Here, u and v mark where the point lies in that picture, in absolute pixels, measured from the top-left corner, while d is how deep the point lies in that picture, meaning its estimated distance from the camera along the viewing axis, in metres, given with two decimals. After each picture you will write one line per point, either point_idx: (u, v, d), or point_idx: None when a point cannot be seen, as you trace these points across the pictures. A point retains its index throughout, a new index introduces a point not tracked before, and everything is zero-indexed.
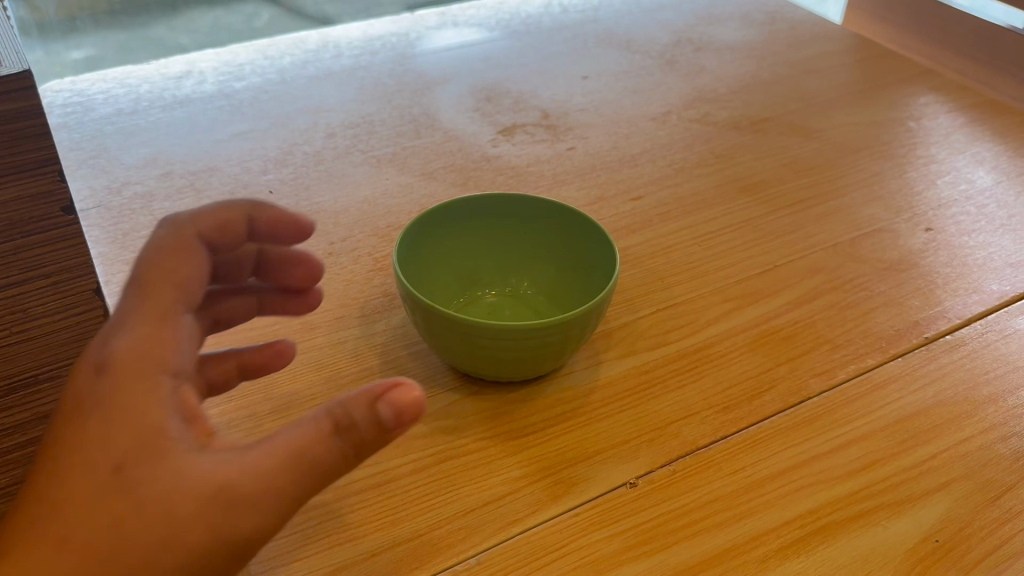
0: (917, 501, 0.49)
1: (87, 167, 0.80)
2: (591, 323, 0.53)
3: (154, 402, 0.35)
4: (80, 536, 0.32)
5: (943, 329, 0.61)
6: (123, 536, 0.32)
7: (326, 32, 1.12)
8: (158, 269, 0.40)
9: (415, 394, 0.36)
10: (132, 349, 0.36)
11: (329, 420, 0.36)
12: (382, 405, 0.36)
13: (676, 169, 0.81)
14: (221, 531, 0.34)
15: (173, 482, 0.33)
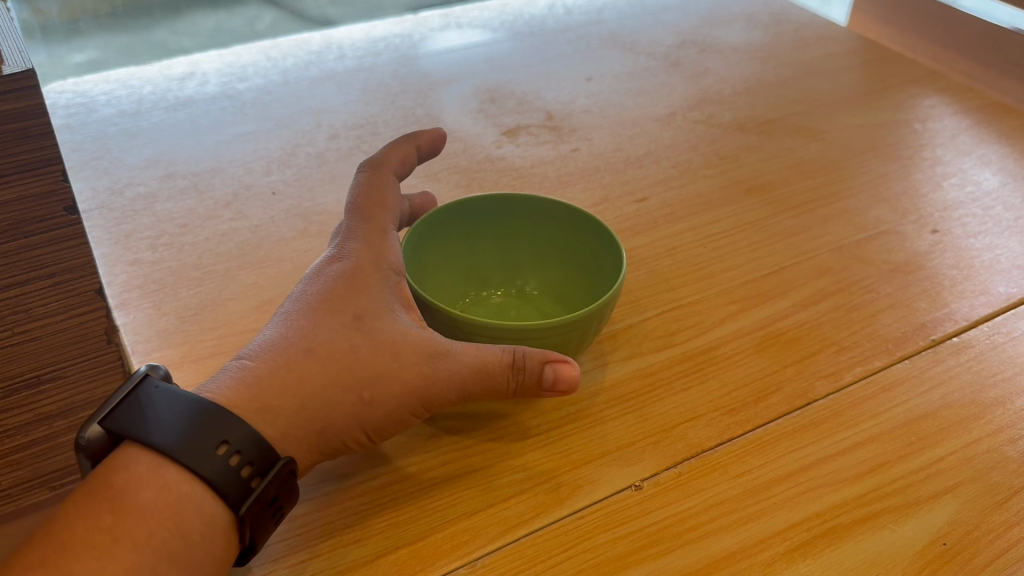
0: (924, 504, 0.48)
1: (89, 168, 0.80)
2: (597, 322, 0.53)
3: (375, 305, 0.50)
4: (309, 381, 0.46)
5: (950, 331, 0.61)
6: (340, 394, 0.47)
7: (330, 33, 1.12)
8: (374, 199, 0.56)
9: (574, 376, 0.49)
10: (376, 263, 0.51)
11: (499, 363, 0.48)
12: (549, 370, 0.48)
13: (681, 170, 0.81)
14: (393, 400, 0.48)
15: (380, 363, 0.47)
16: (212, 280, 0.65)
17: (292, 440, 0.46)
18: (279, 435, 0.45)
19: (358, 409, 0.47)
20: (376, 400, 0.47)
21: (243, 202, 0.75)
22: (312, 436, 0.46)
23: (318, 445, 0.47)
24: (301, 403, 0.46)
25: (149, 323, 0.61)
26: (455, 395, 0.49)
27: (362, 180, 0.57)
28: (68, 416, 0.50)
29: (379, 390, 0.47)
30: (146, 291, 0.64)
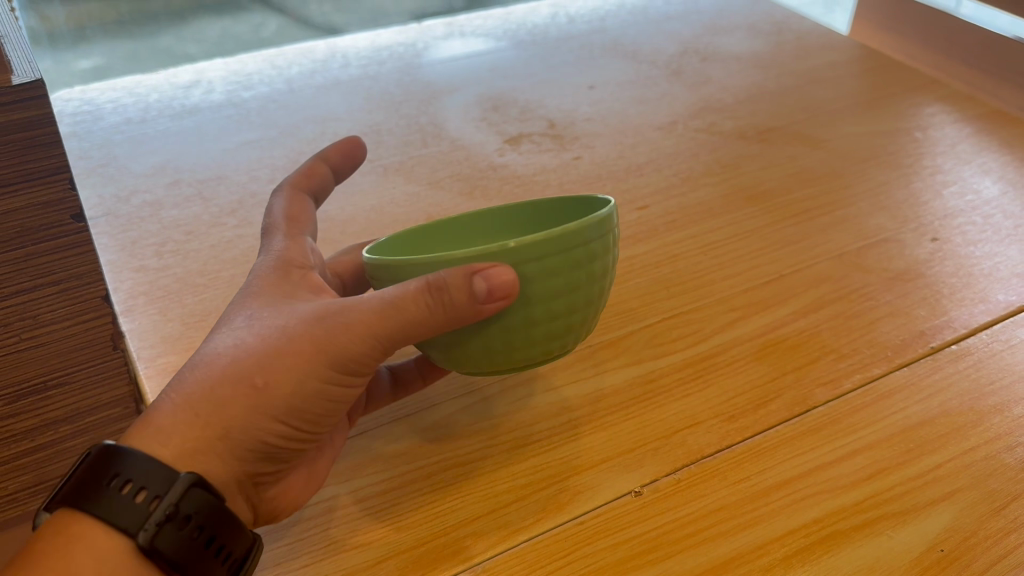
0: (921, 511, 0.49)
1: (96, 175, 0.81)
2: (585, 273, 0.47)
3: (290, 292, 0.48)
4: (209, 384, 0.44)
5: (949, 339, 0.61)
6: (231, 388, 0.43)
7: (334, 42, 1.13)
8: (288, 217, 0.56)
9: (506, 274, 0.43)
10: (285, 263, 0.51)
11: (412, 293, 0.43)
12: (479, 280, 0.43)
13: (682, 179, 0.81)
14: (298, 376, 0.44)
15: (275, 345, 0.44)
16: (217, 287, 0.66)
17: (194, 455, 0.42)
18: (176, 451, 0.42)
19: (253, 398, 0.43)
20: (276, 382, 0.43)
21: (248, 209, 0.76)
22: (211, 442, 0.43)
23: (226, 450, 0.43)
24: (193, 412, 0.43)
25: (155, 329, 0.61)
26: (372, 342, 0.44)
27: (279, 199, 0.57)
28: (75, 420, 0.54)
29: (273, 373, 0.43)
30: (152, 297, 0.65)
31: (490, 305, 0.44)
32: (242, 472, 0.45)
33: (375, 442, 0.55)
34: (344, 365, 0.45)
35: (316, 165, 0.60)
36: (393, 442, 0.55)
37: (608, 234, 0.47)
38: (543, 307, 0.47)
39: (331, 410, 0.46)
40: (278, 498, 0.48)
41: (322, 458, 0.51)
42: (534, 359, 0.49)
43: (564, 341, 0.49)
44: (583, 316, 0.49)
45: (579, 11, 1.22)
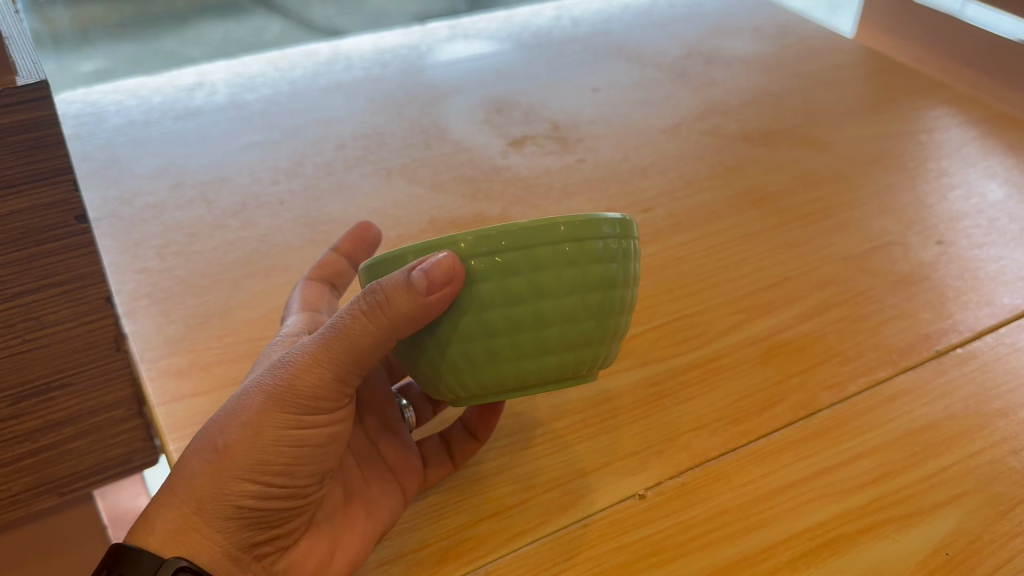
0: (926, 515, 0.48)
1: (99, 177, 0.81)
2: (608, 276, 0.42)
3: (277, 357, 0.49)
4: (189, 461, 0.43)
5: (954, 342, 0.61)
6: (197, 459, 0.42)
7: (338, 44, 1.13)
8: (301, 301, 0.57)
9: (443, 257, 0.40)
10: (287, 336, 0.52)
11: (353, 309, 0.42)
12: (417, 275, 0.40)
13: (686, 181, 0.81)
14: (257, 432, 0.42)
15: (235, 407, 0.43)
16: (220, 289, 0.66)
17: (176, 535, 0.42)
18: (159, 538, 0.42)
19: (217, 461, 0.42)
20: (239, 442, 0.42)
21: (251, 212, 0.76)
22: (189, 519, 0.42)
23: (206, 522, 0.42)
24: (171, 495, 0.42)
25: (158, 331, 0.61)
26: (328, 373, 0.42)
27: (298, 287, 0.58)
28: (78, 421, 0.53)
29: (234, 434, 0.42)
30: (154, 299, 0.64)
31: (435, 295, 0.40)
32: (232, 543, 0.43)
33: None
34: (305, 404, 0.42)
35: (329, 258, 0.60)
36: None
37: (629, 247, 0.43)
38: (557, 303, 0.42)
39: (313, 458, 0.44)
40: (289, 573, 0.46)
41: (363, 500, 0.49)
42: (545, 378, 0.44)
43: (580, 356, 0.44)
44: (604, 330, 0.43)
45: (583, 14, 1.22)
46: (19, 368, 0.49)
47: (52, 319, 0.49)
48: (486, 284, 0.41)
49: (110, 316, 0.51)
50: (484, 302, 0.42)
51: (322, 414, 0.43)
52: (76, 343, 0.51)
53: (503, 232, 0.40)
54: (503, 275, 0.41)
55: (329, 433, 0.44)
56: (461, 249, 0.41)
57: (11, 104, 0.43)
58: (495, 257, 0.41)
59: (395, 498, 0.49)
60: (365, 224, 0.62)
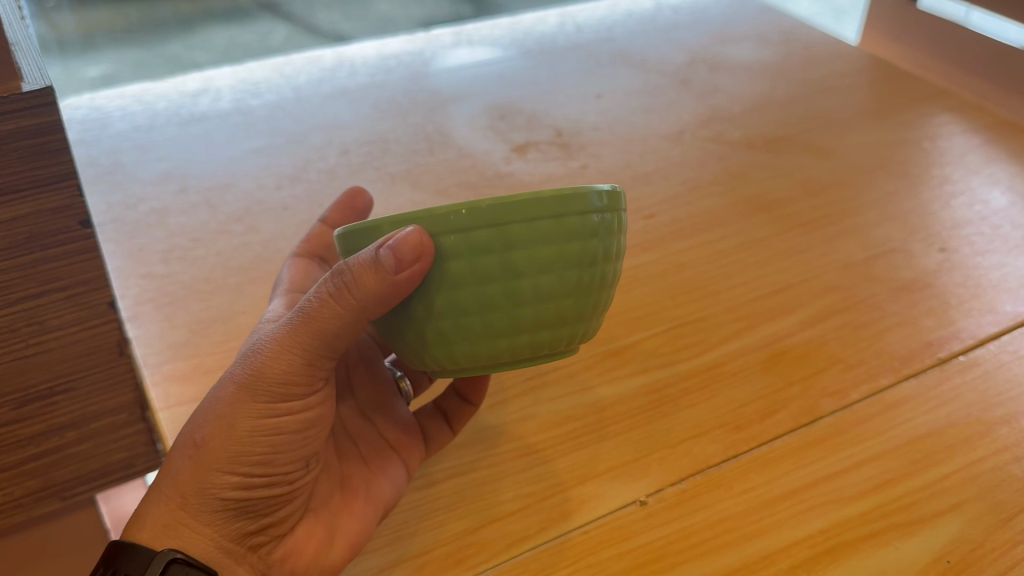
0: (927, 523, 0.48)
1: (105, 183, 0.81)
2: (587, 252, 0.42)
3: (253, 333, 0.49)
4: (168, 459, 0.43)
5: (956, 350, 0.61)
6: (177, 455, 0.43)
7: (342, 50, 1.13)
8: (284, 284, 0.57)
9: (411, 231, 0.39)
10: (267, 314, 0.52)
11: (322, 291, 0.42)
12: (384, 251, 0.39)
13: (689, 188, 0.81)
14: (234, 422, 0.42)
15: (211, 398, 0.43)
16: (224, 294, 0.66)
17: (165, 530, 0.42)
18: (148, 532, 0.42)
19: (197, 454, 0.42)
20: (217, 434, 0.42)
21: (256, 217, 0.76)
22: (175, 515, 0.42)
23: (194, 517, 0.42)
24: (155, 492, 0.43)
25: (161, 336, 0.62)
26: (298, 357, 0.43)
27: (284, 271, 0.59)
28: (79, 427, 0.53)
29: (211, 427, 0.42)
30: (158, 304, 0.65)
31: (404, 274, 0.40)
32: (222, 535, 0.43)
33: None
34: (279, 391, 0.43)
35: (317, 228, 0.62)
36: None
37: (612, 219, 0.42)
38: (532, 281, 0.41)
39: (293, 443, 0.45)
40: (288, 562, 0.46)
41: (353, 487, 0.50)
42: (520, 357, 0.44)
43: (558, 333, 0.43)
44: (585, 305, 0.43)
45: (587, 20, 1.22)
46: (21, 373, 0.50)
47: (54, 323, 0.49)
48: (459, 262, 0.41)
49: (113, 322, 0.52)
50: (457, 279, 0.41)
51: (297, 397, 0.44)
52: (79, 348, 0.51)
53: (477, 209, 0.40)
54: (476, 253, 0.40)
55: (304, 417, 0.45)
56: (434, 227, 0.40)
57: (16, 110, 0.43)
58: (468, 235, 0.40)
59: (398, 477, 0.51)
60: (354, 191, 0.63)
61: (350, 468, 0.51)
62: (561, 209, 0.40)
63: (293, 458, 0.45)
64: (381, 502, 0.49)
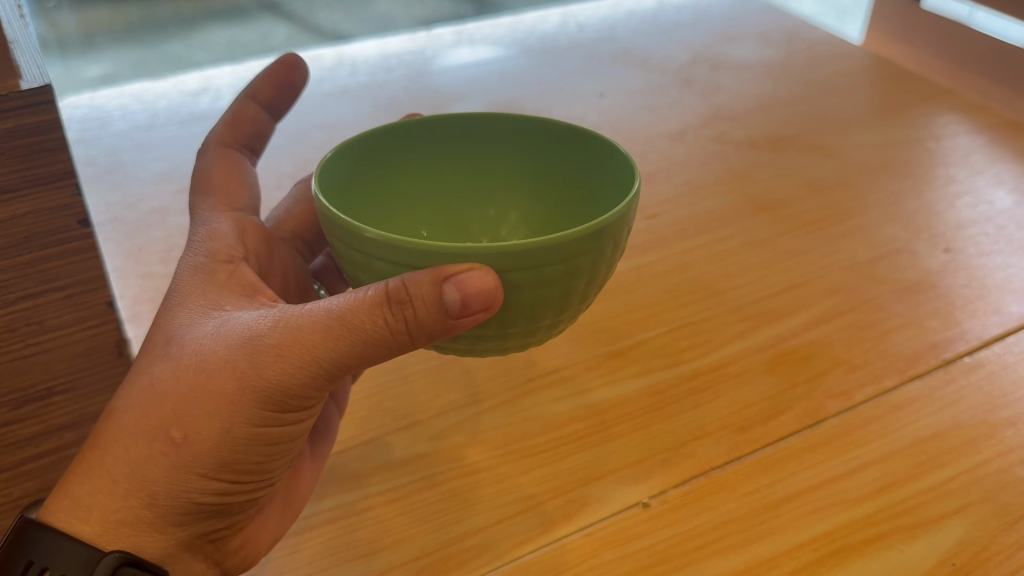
0: (933, 525, 0.48)
1: (104, 182, 0.81)
2: (615, 251, 0.42)
3: (223, 301, 0.45)
4: (134, 442, 0.41)
5: (961, 351, 0.60)
6: (147, 446, 0.41)
7: (343, 49, 1.12)
8: (218, 190, 0.53)
9: (482, 274, 0.36)
10: (221, 257, 0.48)
11: (358, 312, 0.39)
12: (449, 287, 0.37)
13: (692, 187, 0.81)
14: (226, 431, 0.41)
15: (195, 388, 0.41)
16: None
17: (119, 527, 0.41)
18: (99, 527, 0.41)
19: (174, 454, 0.41)
20: (201, 438, 0.41)
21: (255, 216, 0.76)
22: (136, 513, 0.41)
23: (155, 516, 0.42)
24: (107, 481, 0.41)
25: None
26: (308, 375, 0.41)
27: (213, 167, 0.54)
28: (79, 427, 0.53)
29: (193, 424, 0.41)
30: (158, 304, 0.64)
31: (465, 317, 0.38)
32: (179, 530, 0.44)
33: (379, 450, 0.55)
34: (274, 400, 0.41)
35: (244, 105, 0.58)
36: (399, 449, 0.54)
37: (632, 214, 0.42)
38: (542, 301, 0.40)
39: (268, 454, 0.45)
40: (244, 549, 0.47)
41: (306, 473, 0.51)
42: (524, 344, 0.44)
43: (544, 330, 0.43)
44: (576, 307, 0.43)
45: (589, 20, 1.22)
46: (21, 373, 0.49)
47: (54, 323, 0.49)
48: (519, 292, 0.39)
49: (112, 321, 0.51)
50: (512, 304, 0.40)
51: (289, 407, 0.43)
52: (79, 348, 0.51)
53: (552, 248, 0.37)
54: (539, 284, 0.39)
55: (288, 430, 0.44)
56: (503, 265, 0.37)
57: (15, 108, 0.43)
58: (532, 270, 0.38)
59: (333, 427, 0.55)
60: (289, 63, 0.60)
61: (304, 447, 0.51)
62: (613, 228, 0.39)
63: (267, 458, 0.45)
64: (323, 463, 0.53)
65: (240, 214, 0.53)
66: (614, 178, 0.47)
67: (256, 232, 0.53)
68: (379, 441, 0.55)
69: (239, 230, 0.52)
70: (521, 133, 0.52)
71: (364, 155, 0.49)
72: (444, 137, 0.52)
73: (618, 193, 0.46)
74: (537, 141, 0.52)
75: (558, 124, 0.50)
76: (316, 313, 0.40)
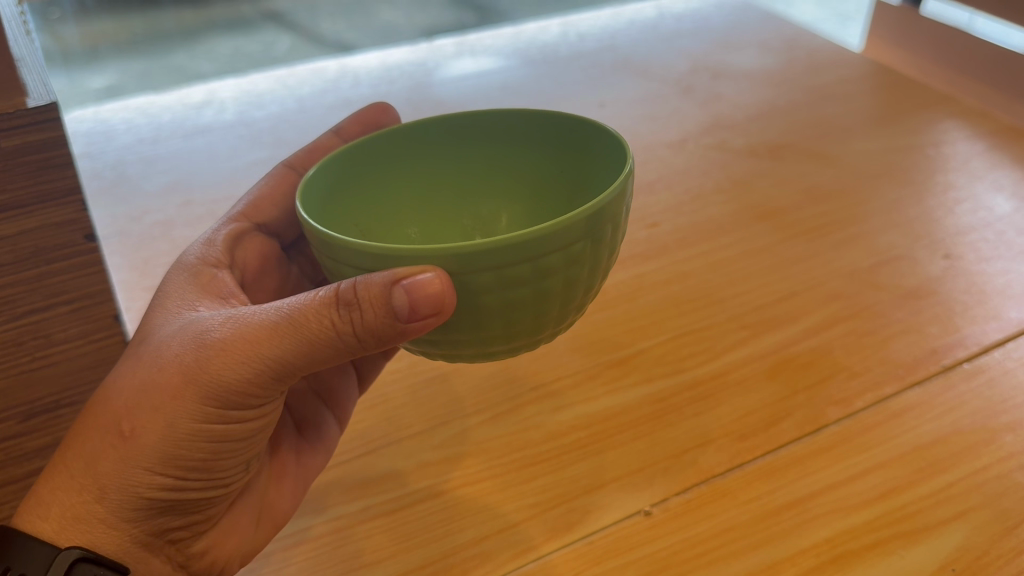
0: (932, 531, 0.48)
1: (110, 197, 0.82)
2: (601, 251, 0.40)
3: (197, 300, 0.47)
4: (91, 436, 0.43)
5: (961, 357, 0.61)
6: (102, 441, 0.43)
7: (346, 61, 1.13)
8: (250, 199, 0.57)
9: (434, 278, 0.36)
10: (202, 262, 0.51)
11: (307, 311, 0.40)
12: (399, 290, 0.36)
13: (692, 196, 0.81)
14: (172, 426, 0.42)
15: (147, 383, 0.43)
16: None
17: (75, 523, 0.42)
18: (56, 524, 0.42)
19: (122, 448, 0.43)
20: (147, 432, 0.42)
21: None
22: (89, 508, 0.43)
23: (109, 512, 0.43)
24: (68, 477, 0.43)
25: None
26: (254, 372, 0.42)
27: (260, 180, 0.59)
28: None
29: (140, 419, 0.42)
30: None
31: (417, 321, 0.37)
32: (134, 528, 0.45)
33: (383, 459, 0.55)
34: (222, 398, 0.42)
35: (329, 139, 0.62)
36: (403, 459, 0.55)
37: (626, 192, 0.41)
38: (556, 289, 0.40)
39: (219, 454, 0.45)
40: (209, 553, 0.49)
41: (287, 480, 0.53)
42: (539, 341, 0.44)
43: (566, 318, 0.43)
44: (591, 287, 0.42)
45: (590, 29, 1.22)
46: (28, 386, 0.50)
47: (60, 337, 0.50)
48: (519, 288, 0.38)
49: (118, 334, 0.52)
50: (483, 307, 0.39)
51: (241, 405, 0.43)
52: (86, 359, 0.51)
53: (509, 250, 0.36)
54: (506, 287, 0.38)
55: (243, 429, 0.45)
56: (457, 268, 0.37)
57: (21, 125, 0.43)
58: (534, 264, 0.37)
59: (332, 435, 0.56)
60: (382, 108, 0.64)
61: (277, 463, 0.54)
62: (587, 228, 0.38)
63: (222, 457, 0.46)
64: (312, 470, 0.54)
65: (248, 226, 0.56)
66: (607, 148, 0.47)
67: (258, 247, 0.57)
68: (382, 449, 0.56)
69: (235, 239, 0.55)
70: (512, 128, 0.52)
71: (355, 163, 0.50)
72: (435, 139, 0.52)
73: (612, 161, 0.46)
74: (525, 136, 0.52)
75: (545, 111, 0.50)
76: (269, 313, 0.41)
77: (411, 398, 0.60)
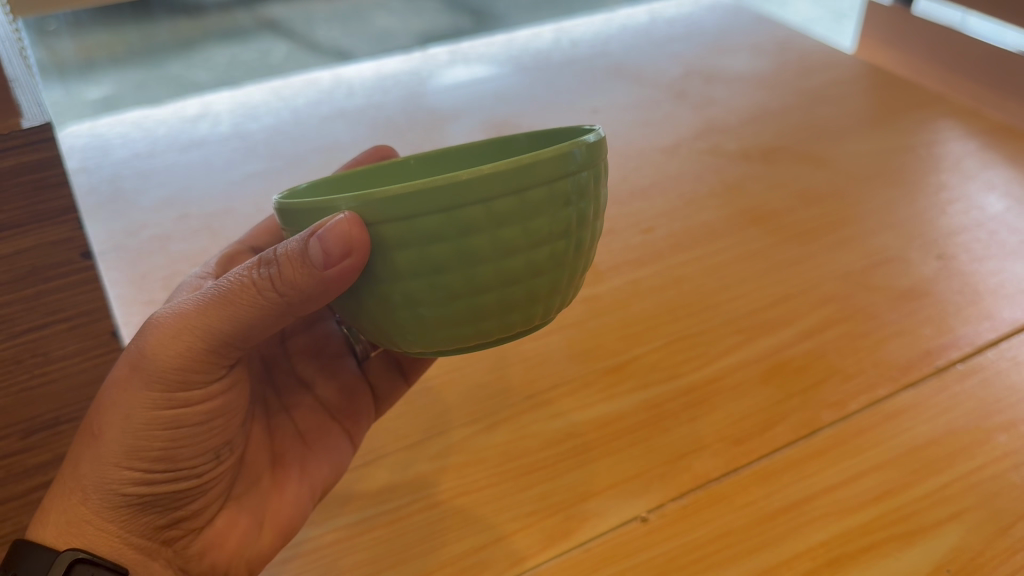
0: (927, 533, 0.49)
1: (107, 211, 0.82)
2: (558, 215, 0.38)
3: None
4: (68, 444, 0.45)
5: (954, 358, 0.61)
6: (78, 444, 0.44)
7: (340, 72, 1.14)
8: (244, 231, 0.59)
9: (342, 219, 0.35)
10: (196, 278, 0.53)
11: (241, 281, 0.41)
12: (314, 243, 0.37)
13: (686, 201, 0.82)
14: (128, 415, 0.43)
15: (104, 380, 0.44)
16: None
17: (69, 527, 0.43)
18: (54, 530, 0.43)
19: (93, 446, 0.44)
20: (110, 427, 0.43)
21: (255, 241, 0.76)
22: (78, 512, 0.44)
23: (94, 513, 0.44)
24: (58, 484, 0.44)
25: None
26: (197, 344, 0.42)
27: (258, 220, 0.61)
28: None
29: (100, 415, 0.44)
30: None
31: (332, 270, 0.37)
32: (124, 528, 0.45)
33: (381, 470, 0.56)
34: (169, 378, 0.43)
35: None
36: (400, 470, 0.56)
37: (598, 158, 0.39)
38: (507, 251, 0.37)
39: (188, 441, 0.46)
40: (207, 554, 0.49)
41: (292, 484, 0.53)
42: (521, 324, 0.40)
43: (542, 296, 0.40)
44: (565, 259, 0.39)
45: (583, 35, 1.23)
46: (28, 405, 0.50)
47: (59, 355, 0.50)
48: (452, 242, 0.36)
49: (117, 350, 0.52)
50: (419, 267, 0.37)
51: (195, 384, 0.44)
52: (85, 378, 0.51)
53: (422, 193, 0.35)
54: (426, 240, 0.36)
55: (204, 411, 0.46)
56: (372, 213, 0.36)
57: (17, 146, 0.44)
58: (460, 213, 0.36)
59: (343, 450, 0.55)
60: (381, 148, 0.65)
61: (283, 465, 0.54)
62: (514, 183, 0.36)
63: (190, 444, 0.46)
64: (317, 480, 0.53)
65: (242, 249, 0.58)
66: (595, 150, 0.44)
67: None
68: (380, 461, 0.57)
69: (229, 258, 0.56)
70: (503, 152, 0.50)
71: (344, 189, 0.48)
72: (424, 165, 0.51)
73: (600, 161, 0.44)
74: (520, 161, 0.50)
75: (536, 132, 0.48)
76: (207, 292, 0.42)
77: (409, 410, 0.61)
